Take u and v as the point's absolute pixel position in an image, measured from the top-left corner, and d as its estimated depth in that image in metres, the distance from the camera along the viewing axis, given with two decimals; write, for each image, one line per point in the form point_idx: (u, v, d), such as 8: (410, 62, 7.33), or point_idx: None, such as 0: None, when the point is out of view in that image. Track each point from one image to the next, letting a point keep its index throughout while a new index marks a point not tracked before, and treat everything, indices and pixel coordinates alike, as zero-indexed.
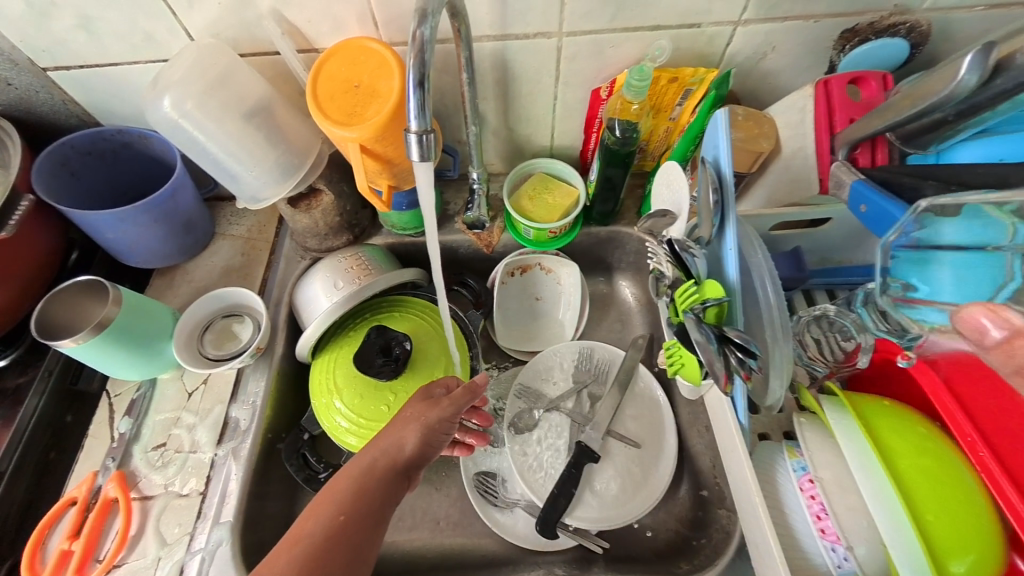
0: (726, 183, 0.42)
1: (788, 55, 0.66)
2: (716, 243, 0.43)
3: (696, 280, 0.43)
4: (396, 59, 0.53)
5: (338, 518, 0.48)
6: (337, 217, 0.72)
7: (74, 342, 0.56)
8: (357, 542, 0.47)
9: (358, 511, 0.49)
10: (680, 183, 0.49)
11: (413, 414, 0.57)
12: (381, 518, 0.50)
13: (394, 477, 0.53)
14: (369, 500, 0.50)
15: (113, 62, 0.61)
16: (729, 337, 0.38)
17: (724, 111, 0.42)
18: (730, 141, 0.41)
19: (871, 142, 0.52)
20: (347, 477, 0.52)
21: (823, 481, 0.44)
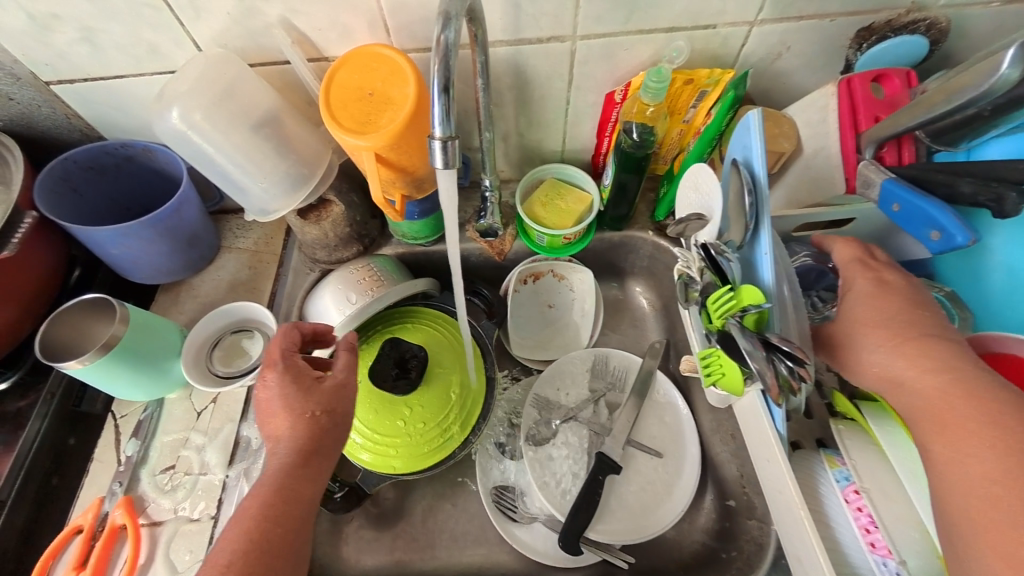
0: (761, 186, 0.40)
1: (803, 54, 0.65)
2: (749, 248, 0.42)
3: (732, 285, 0.41)
4: (410, 65, 0.52)
5: (240, 546, 0.45)
6: (347, 228, 0.70)
7: (79, 364, 0.54)
8: (278, 552, 0.45)
9: (269, 522, 0.46)
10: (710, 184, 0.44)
11: (297, 407, 0.52)
12: (297, 520, 0.48)
13: (297, 475, 0.50)
14: (282, 511, 0.47)
15: (116, 74, 0.60)
16: (774, 344, 0.37)
17: (758, 110, 0.40)
18: (764, 141, 0.39)
19: (897, 140, 0.51)
20: (250, 501, 0.48)
21: (870, 492, 0.43)
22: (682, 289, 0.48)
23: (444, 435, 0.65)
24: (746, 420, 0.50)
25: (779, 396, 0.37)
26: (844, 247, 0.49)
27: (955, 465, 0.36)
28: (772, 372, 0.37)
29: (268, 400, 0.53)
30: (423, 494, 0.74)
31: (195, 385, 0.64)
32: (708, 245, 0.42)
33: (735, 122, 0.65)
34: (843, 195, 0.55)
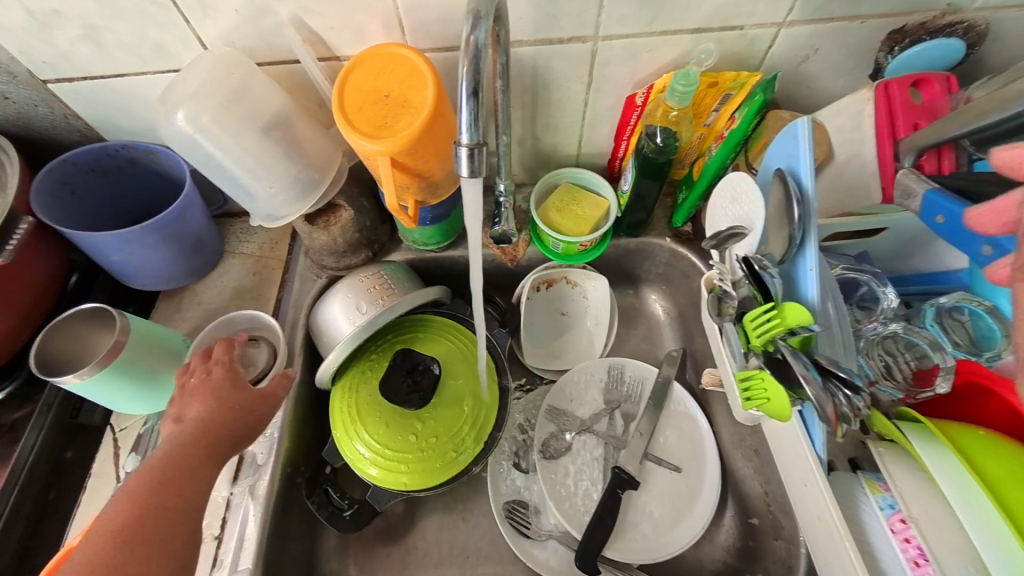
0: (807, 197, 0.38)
1: (831, 58, 0.63)
2: (790, 263, 0.40)
3: (773, 303, 0.38)
4: (429, 67, 0.49)
5: (130, 513, 0.42)
6: (356, 234, 0.68)
7: (77, 378, 0.52)
8: (165, 523, 0.43)
9: (165, 493, 0.45)
10: (749, 197, 0.43)
11: (209, 396, 0.53)
12: (190, 498, 0.46)
13: (203, 457, 0.49)
14: (170, 486, 0.45)
15: (119, 73, 0.57)
16: (829, 368, 0.36)
17: (806, 118, 0.38)
18: (812, 153, 0.38)
19: (938, 149, 0.49)
20: (145, 475, 0.46)
21: (919, 521, 0.40)
22: (715, 303, 0.46)
23: (457, 451, 0.63)
24: (786, 444, 0.50)
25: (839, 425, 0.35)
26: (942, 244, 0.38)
27: None
28: (834, 402, 0.35)
29: (199, 385, 0.54)
30: (433, 508, 0.72)
31: None
32: (749, 259, 0.40)
33: (760, 126, 0.62)
34: (878, 205, 0.53)
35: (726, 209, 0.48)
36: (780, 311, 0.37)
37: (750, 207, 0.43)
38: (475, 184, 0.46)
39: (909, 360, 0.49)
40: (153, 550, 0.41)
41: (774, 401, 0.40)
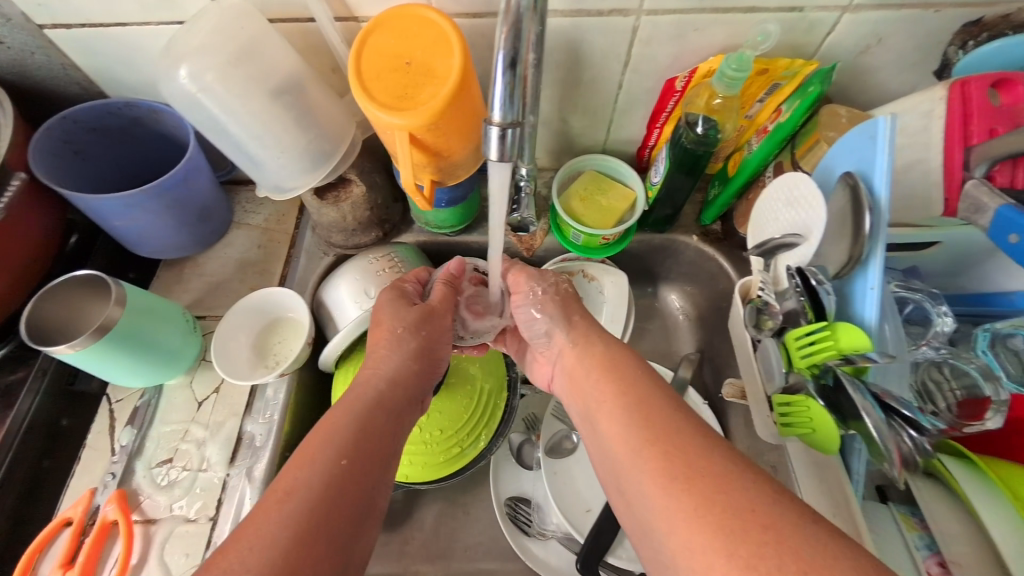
0: (875, 209, 0.39)
1: (896, 49, 0.57)
2: (848, 279, 0.41)
3: (827, 321, 0.40)
4: (457, 33, 0.44)
5: (340, 462, 0.41)
6: (367, 211, 0.64)
7: (70, 349, 0.49)
8: (361, 473, 0.42)
9: (365, 432, 0.44)
10: (812, 202, 0.43)
11: (408, 331, 0.54)
12: (383, 447, 0.45)
13: (393, 408, 0.49)
14: (368, 441, 0.44)
15: (120, 22, 0.53)
16: (893, 407, 0.38)
17: (892, 120, 0.38)
18: (890, 159, 0.39)
19: (1014, 159, 0.44)
20: (341, 413, 0.46)
21: (960, 566, 0.39)
22: (754, 314, 0.48)
23: (465, 449, 0.61)
24: (812, 474, 0.49)
25: (901, 462, 0.37)
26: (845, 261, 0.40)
27: (666, 513, 0.34)
28: (897, 440, 0.38)
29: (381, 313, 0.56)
30: (434, 498, 0.70)
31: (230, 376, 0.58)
32: (806, 273, 0.42)
33: (811, 121, 0.57)
34: (938, 218, 0.49)
35: (777, 210, 0.47)
36: (834, 334, 0.38)
37: (812, 213, 0.43)
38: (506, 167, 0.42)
39: (955, 390, 0.46)
40: (353, 493, 0.40)
41: (822, 432, 0.42)
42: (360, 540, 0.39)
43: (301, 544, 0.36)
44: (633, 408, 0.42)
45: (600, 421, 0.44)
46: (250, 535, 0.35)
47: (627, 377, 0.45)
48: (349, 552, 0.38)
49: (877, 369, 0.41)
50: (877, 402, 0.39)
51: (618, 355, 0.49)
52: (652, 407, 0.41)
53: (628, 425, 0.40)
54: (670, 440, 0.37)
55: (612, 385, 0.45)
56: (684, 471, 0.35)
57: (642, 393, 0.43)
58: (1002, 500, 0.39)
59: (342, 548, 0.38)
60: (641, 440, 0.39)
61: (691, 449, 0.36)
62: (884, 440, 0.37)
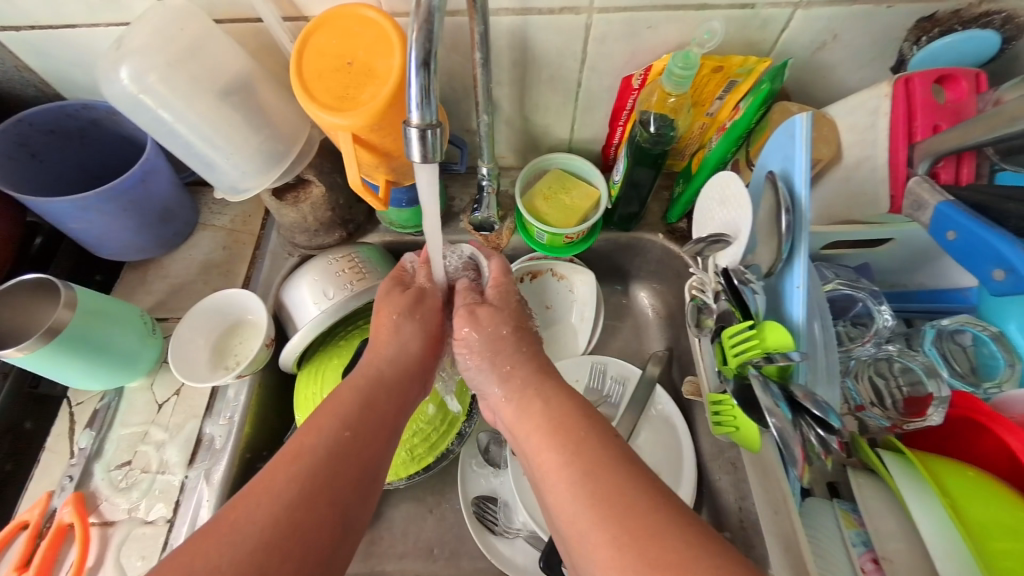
0: (798, 207, 0.40)
1: (852, 45, 0.57)
2: (777, 278, 0.42)
3: (752, 320, 0.40)
4: (398, 32, 0.44)
5: (343, 432, 0.44)
6: (328, 212, 0.64)
7: (20, 352, 0.50)
8: (362, 445, 0.44)
9: (370, 407, 0.47)
10: (739, 202, 0.44)
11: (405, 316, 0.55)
12: (388, 423, 0.48)
13: (400, 386, 0.51)
14: (373, 415, 0.47)
15: (68, 24, 0.52)
16: (801, 404, 0.37)
17: (808, 117, 0.39)
18: (809, 158, 0.39)
19: (956, 156, 0.44)
20: (352, 386, 0.49)
21: (891, 563, 0.39)
22: (694, 313, 0.48)
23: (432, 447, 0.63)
24: (757, 470, 0.49)
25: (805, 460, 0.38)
26: (776, 258, 0.41)
27: None
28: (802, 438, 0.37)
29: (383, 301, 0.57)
30: (401, 498, 0.70)
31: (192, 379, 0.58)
32: (731, 273, 0.42)
33: (765, 119, 0.57)
34: (888, 214, 0.50)
35: (713, 209, 0.49)
36: (760, 332, 0.39)
37: (740, 213, 0.44)
38: (433, 167, 0.43)
39: (902, 385, 0.46)
40: (354, 463, 0.43)
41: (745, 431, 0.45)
42: (362, 504, 0.42)
43: (304, 507, 0.38)
44: (581, 476, 0.40)
45: (549, 484, 0.43)
46: (258, 497, 0.38)
47: (574, 435, 0.44)
48: (351, 516, 0.40)
49: (806, 369, 0.40)
50: (791, 402, 0.38)
51: (561, 405, 0.47)
52: (601, 474, 0.39)
53: (577, 493, 0.39)
54: (624, 518, 0.36)
55: (558, 444, 0.43)
56: (640, 559, 0.34)
57: (588, 450, 0.42)
58: (932, 494, 0.39)
59: (344, 510, 0.40)
60: (594, 517, 0.37)
61: (644, 528, 0.35)
62: (786, 438, 0.37)
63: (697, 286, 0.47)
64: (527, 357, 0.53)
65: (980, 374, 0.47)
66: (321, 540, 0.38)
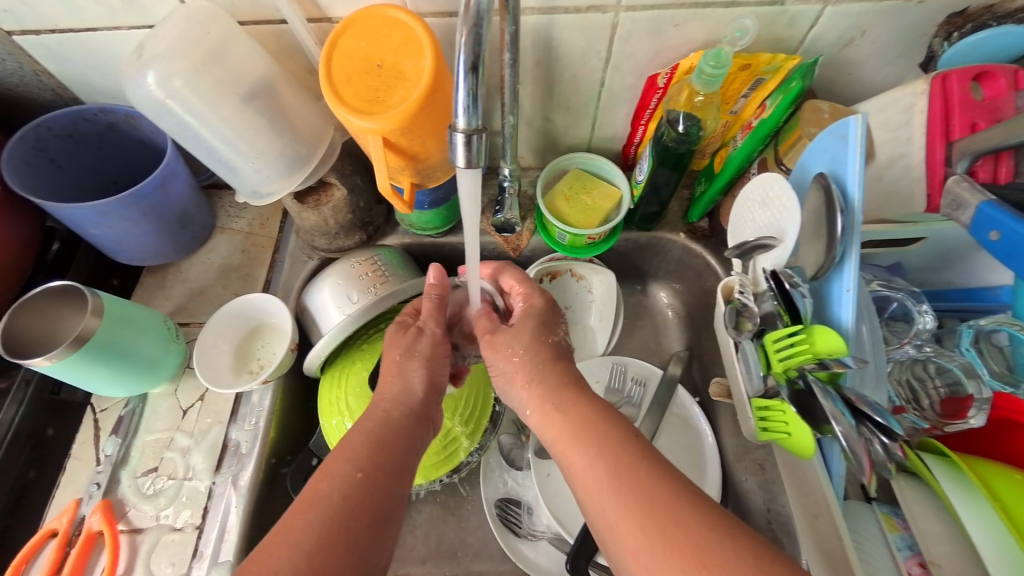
0: (848, 210, 0.40)
1: (880, 41, 0.56)
2: (824, 281, 0.42)
3: (803, 324, 0.40)
4: (429, 34, 0.44)
5: (355, 474, 0.43)
6: (349, 215, 0.63)
7: (47, 360, 0.49)
8: (378, 488, 0.43)
9: (380, 447, 0.46)
10: (784, 204, 0.44)
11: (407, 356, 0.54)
12: (400, 461, 0.47)
13: (410, 425, 0.50)
14: (385, 453, 0.46)
15: (88, 27, 0.52)
16: (862, 411, 0.38)
17: (861, 120, 0.39)
18: (862, 160, 0.40)
19: (995, 154, 0.44)
20: (360, 429, 0.48)
21: (939, 566, 0.39)
22: (733, 316, 0.47)
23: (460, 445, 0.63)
24: (795, 473, 0.49)
25: (872, 469, 0.37)
26: (825, 260, 0.41)
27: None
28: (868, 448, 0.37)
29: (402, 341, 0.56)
30: (424, 501, 0.70)
31: (214, 384, 0.57)
32: (780, 276, 0.43)
33: (793, 117, 0.56)
34: (921, 213, 0.49)
35: (752, 211, 0.49)
36: (810, 337, 0.39)
37: (784, 215, 0.44)
38: (472, 174, 0.43)
39: (939, 387, 0.46)
40: (368, 506, 0.42)
41: (796, 438, 0.43)
42: (381, 546, 0.41)
43: (321, 556, 0.37)
44: (606, 469, 0.41)
45: (579, 479, 0.43)
46: (276, 552, 0.37)
47: (596, 431, 0.44)
48: (370, 560, 0.40)
49: (854, 374, 0.41)
50: (850, 407, 0.39)
51: (581, 403, 0.48)
52: (626, 467, 0.40)
53: (603, 487, 0.40)
54: (651, 507, 0.37)
55: (583, 441, 0.44)
56: (669, 540, 0.35)
57: (611, 443, 0.43)
58: (978, 497, 0.39)
59: (363, 555, 0.40)
60: (620, 507, 0.38)
61: (672, 516, 0.36)
62: (851, 445, 0.37)
63: (737, 287, 0.48)
64: (553, 371, 0.51)
65: (1016, 373, 0.46)
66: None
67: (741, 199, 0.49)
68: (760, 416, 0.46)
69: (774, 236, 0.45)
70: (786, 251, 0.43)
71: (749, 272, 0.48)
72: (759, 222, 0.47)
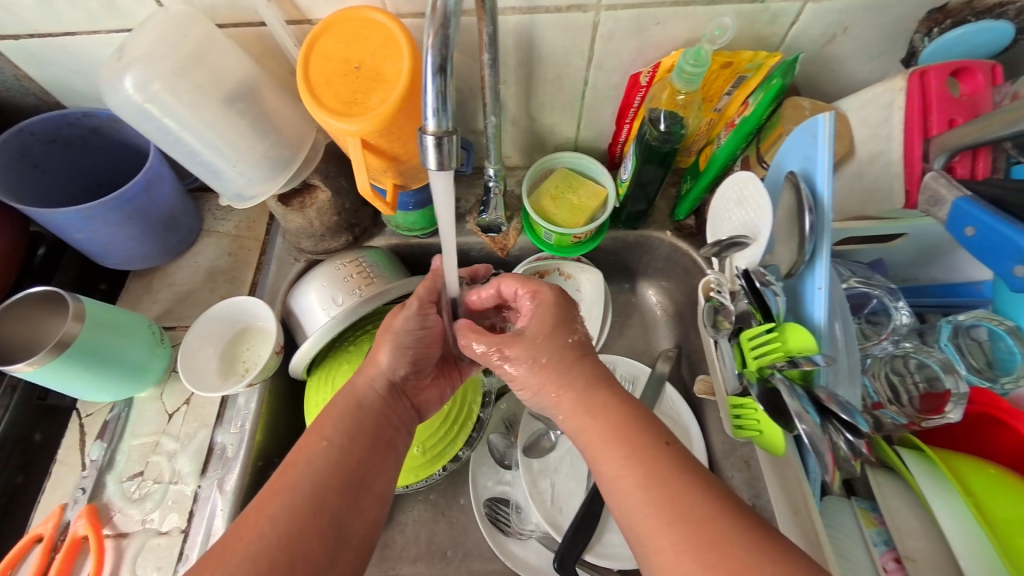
0: (819, 208, 0.40)
1: (863, 38, 0.56)
2: (797, 279, 0.42)
3: (774, 323, 0.41)
4: (406, 35, 0.44)
5: (323, 443, 0.45)
6: (334, 216, 0.63)
7: (30, 366, 0.49)
8: (349, 460, 0.45)
9: (354, 419, 0.48)
10: (757, 202, 0.45)
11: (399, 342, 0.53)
12: (377, 434, 0.48)
13: (389, 399, 0.51)
14: (360, 425, 0.48)
15: (68, 31, 0.52)
16: (828, 408, 0.38)
17: (829, 118, 0.39)
18: (831, 158, 0.40)
19: (973, 150, 0.44)
20: (333, 404, 0.49)
21: (914, 562, 0.39)
22: (711, 314, 0.49)
23: (462, 431, 0.64)
24: (776, 469, 0.49)
25: (836, 465, 0.37)
26: (799, 257, 0.41)
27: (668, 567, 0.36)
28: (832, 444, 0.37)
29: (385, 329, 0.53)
30: (414, 502, 0.70)
31: (201, 388, 0.58)
32: (752, 275, 0.42)
33: (775, 114, 0.56)
34: (901, 209, 0.49)
35: (730, 209, 0.49)
36: (782, 335, 0.39)
37: (757, 213, 0.45)
38: (449, 174, 0.43)
39: (919, 382, 0.46)
40: (342, 476, 0.44)
41: (768, 435, 0.44)
42: (357, 515, 0.43)
43: (292, 524, 0.40)
44: (641, 478, 0.40)
45: (609, 481, 0.42)
46: (255, 511, 0.40)
47: (630, 434, 0.43)
48: (344, 528, 0.42)
49: (827, 372, 0.41)
50: (818, 405, 0.39)
51: (613, 402, 0.45)
52: (662, 478, 0.39)
53: (631, 477, 0.40)
54: (680, 516, 0.37)
55: (616, 443, 0.42)
56: (707, 556, 0.35)
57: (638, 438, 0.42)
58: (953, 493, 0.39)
59: (339, 524, 0.42)
60: (655, 518, 0.38)
61: (710, 532, 0.36)
62: (815, 443, 0.37)
63: (714, 287, 0.48)
64: (581, 371, 0.47)
65: (996, 368, 0.47)
66: (315, 550, 0.40)
67: (718, 198, 0.50)
68: (736, 414, 0.47)
69: (749, 234, 0.46)
70: (759, 249, 0.44)
71: (727, 272, 0.49)
72: (735, 220, 0.48)
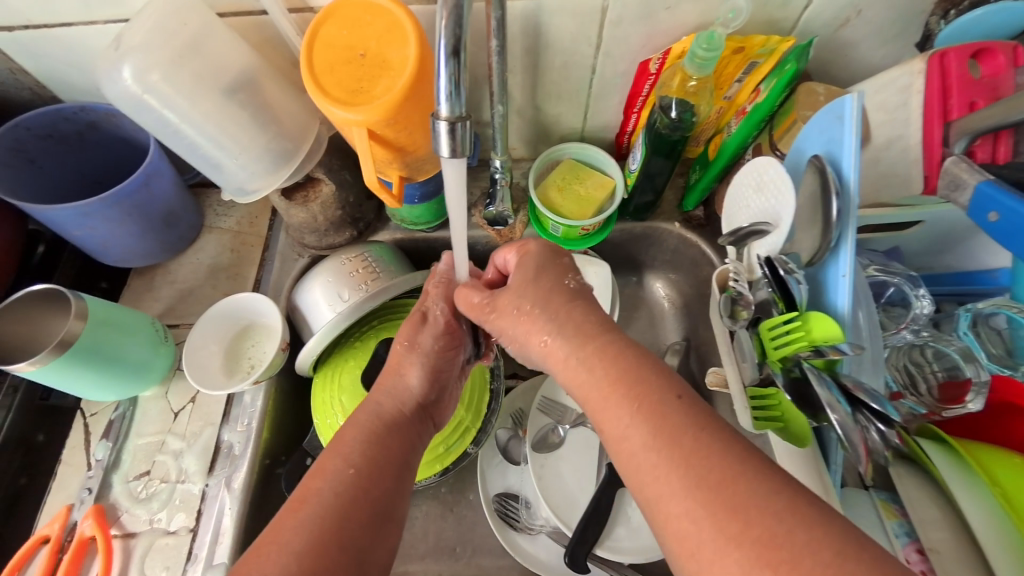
0: (844, 192, 0.39)
1: (876, 21, 0.55)
2: (820, 265, 0.41)
3: (797, 312, 0.40)
4: (412, 20, 0.43)
5: (349, 470, 0.42)
6: (338, 211, 0.61)
7: (30, 366, 0.48)
8: (374, 487, 0.42)
9: (379, 443, 0.45)
10: (780, 187, 0.44)
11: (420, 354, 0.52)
12: (402, 460, 0.46)
13: (413, 424, 0.49)
14: (384, 449, 0.45)
15: (62, 22, 0.50)
16: (858, 398, 0.37)
17: (855, 100, 0.38)
18: (857, 140, 0.39)
19: (994, 133, 0.43)
20: (355, 424, 0.47)
21: (938, 553, 0.38)
22: (728, 305, 0.48)
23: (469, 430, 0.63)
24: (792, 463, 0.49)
25: (868, 456, 0.37)
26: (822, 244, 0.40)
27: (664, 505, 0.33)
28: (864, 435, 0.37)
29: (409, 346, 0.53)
30: (422, 498, 0.69)
31: (206, 387, 0.56)
32: (774, 262, 0.42)
33: (788, 101, 0.55)
34: (919, 196, 0.49)
35: (747, 196, 0.49)
36: (805, 324, 0.38)
37: (778, 200, 0.44)
38: (460, 163, 0.42)
39: (937, 371, 0.46)
40: (366, 505, 0.40)
41: (793, 426, 0.44)
42: (381, 545, 0.40)
43: (315, 556, 0.36)
44: (650, 436, 0.35)
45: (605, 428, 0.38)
46: (272, 541, 0.37)
47: (638, 394, 0.38)
48: (369, 561, 0.39)
49: (851, 361, 0.40)
50: (847, 395, 0.38)
51: (616, 354, 0.41)
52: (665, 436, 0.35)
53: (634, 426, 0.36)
54: (678, 457, 0.34)
55: (618, 401, 0.38)
56: (726, 533, 0.30)
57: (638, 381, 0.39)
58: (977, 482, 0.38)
59: (363, 556, 0.38)
60: (651, 478, 0.35)
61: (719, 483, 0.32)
62: (846, 433, 0.36)
63: (732, 275, 0.48)
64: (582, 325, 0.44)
65: (1015, 354, 0.46)
66: None
67: (736, 184, 0.49)
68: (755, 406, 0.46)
69: (769, 222, 0.45)
70: (778, 237, 0.43)
71: (745, 261, 0.48)
72: (753, 208, 0.47)
